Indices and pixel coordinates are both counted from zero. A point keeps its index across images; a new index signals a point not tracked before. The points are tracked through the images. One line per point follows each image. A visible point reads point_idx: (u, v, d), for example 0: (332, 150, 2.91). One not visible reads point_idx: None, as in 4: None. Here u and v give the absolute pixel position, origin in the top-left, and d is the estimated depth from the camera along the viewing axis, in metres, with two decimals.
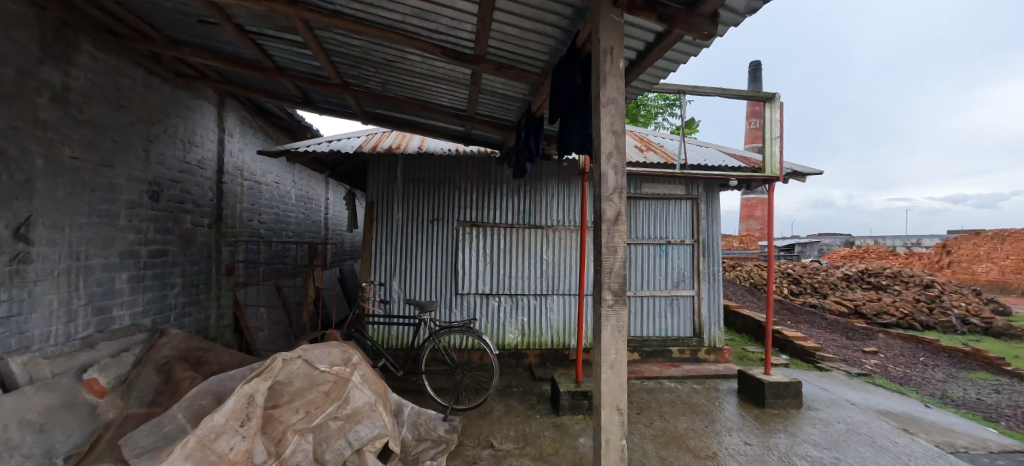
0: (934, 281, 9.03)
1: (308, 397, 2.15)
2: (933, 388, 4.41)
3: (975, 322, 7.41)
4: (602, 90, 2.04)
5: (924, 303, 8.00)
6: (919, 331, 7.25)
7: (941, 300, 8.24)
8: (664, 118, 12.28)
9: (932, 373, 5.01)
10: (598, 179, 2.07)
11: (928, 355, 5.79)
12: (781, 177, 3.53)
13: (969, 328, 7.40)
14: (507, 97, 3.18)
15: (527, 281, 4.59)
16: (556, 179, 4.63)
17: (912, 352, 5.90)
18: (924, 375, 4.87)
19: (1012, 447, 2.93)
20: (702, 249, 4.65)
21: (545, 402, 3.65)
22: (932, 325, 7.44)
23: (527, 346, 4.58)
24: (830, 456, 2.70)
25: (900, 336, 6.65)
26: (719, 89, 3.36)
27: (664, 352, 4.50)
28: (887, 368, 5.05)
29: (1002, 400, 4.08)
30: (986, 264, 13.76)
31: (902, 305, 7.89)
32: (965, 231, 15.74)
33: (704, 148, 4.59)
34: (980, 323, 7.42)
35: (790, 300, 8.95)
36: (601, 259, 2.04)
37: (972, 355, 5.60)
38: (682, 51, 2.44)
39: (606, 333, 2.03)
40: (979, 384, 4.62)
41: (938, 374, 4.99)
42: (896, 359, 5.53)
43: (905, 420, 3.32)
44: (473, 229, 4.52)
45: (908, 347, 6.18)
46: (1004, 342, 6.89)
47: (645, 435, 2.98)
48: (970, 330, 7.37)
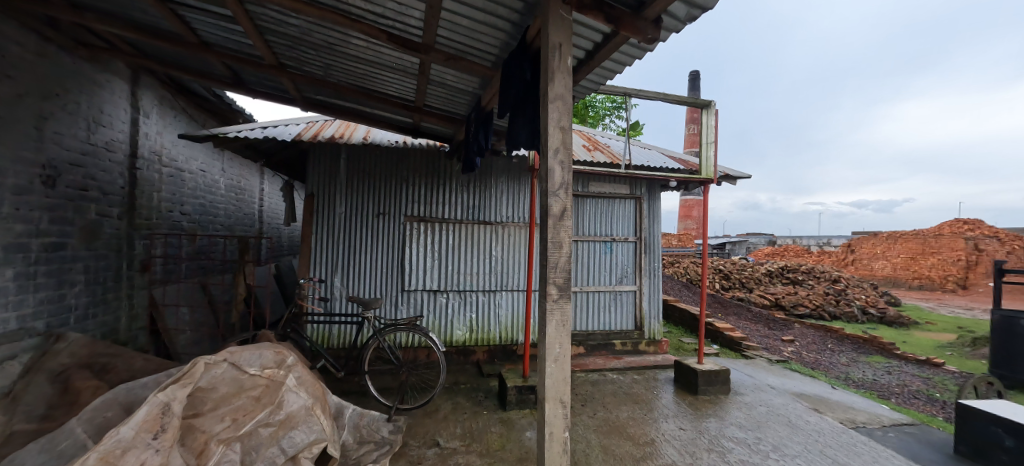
0: (841, 277, 10.15)
1: (236, 403, 1.97)
2: (838, 371, 4.96)
3: (873, 312, 8.44)
4: (550, 85, 2.07)
5: (832, 296, 8.97)
6: (827, 321, 8.13)
7: (846, 292, 9.29)
8: (612, 121, 12.81)
9: (838, 357, 5.64)
10: (545, 175, 2.10)
11: (833, 342, 6.52)
12: (715, 179, 3.78)
13: (868, 318, 8.42)
14: (457, 89, 3.14)
15: (475, 278, 4.55)
16: (506, 175, 4.64)
17: (822, 340, 6.59)
18: (830, 360, 5.46)
19: (900, 421, 3.36)
20: (643, 246, 4.87)
21: (492, 398, 3.66)
22: (838, 315, 8.37)
23: (475, 343, 4.54)
24: (753, 436, 2.94)
25: (813, 326, 7.41)
26: (662, 94, 3.53)
27: (607, 346, 4.67)
28: (801, 355, 5.60)
29: (891, 379, 4.68)
30: (881, 262, 15.79)
31: (814, 298, 8.79)
32: (868, 232, 17.90)
33: (646, 150, 4.81)
34: (876, 313, 8.46)
35: (721, 294, 9.67)
36: (546, 254, 2.08)
37: (870, 341, 6.37)
38: (628, 54, 2.55)
39: (551, 327, 2.07)
40: (875, 366, 5.27)
41: (842, 358, 5.62)
42: (808, 346, 6.16)
43: (816, 401, 3.69)
44: (421, 224, 4.41)
45: (819, 335, 6.90)
46: (895, 329, 7.92)
47: (588, 426, 3.07)
48: (869, 319, 8.39)
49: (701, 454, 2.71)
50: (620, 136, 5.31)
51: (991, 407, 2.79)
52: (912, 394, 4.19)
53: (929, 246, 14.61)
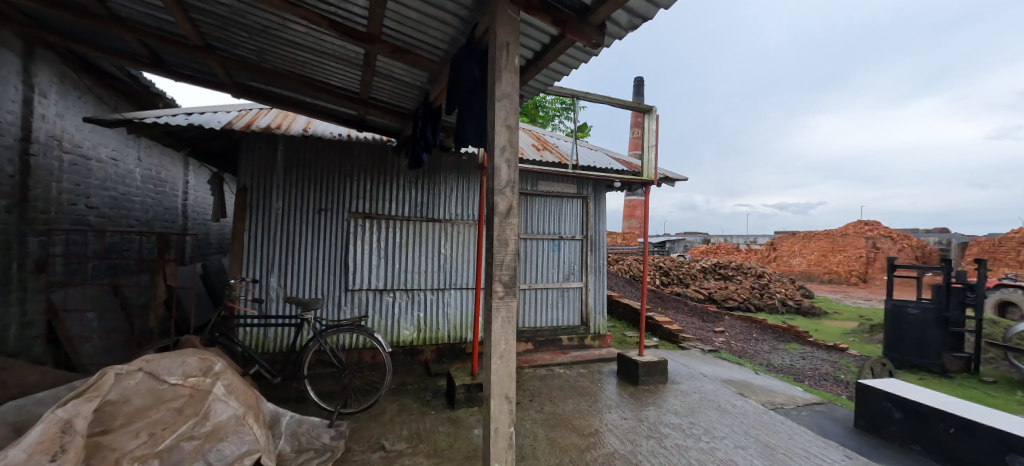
0: (764, 272, 11.14)
1: (154, 416, 1.78)
2: (761, 358, 5.44)
3: (790, 303, 9.36)
4: (497, 84, 2.08)
5: (757, 289, 9.83)
6: (752, 313, 8.90)
7: (769, 286, 10.22)
8: (560, 122, 13.28)
9: (761, 346, 6.19)
10: (492, 173, 2.11)
11: (757, 332, 7.15)
12: (656, 181, 3.99)
13: (786, 309, 9.33)
14: (405, 83, 3.06)
15: (423, 277, 4.47)
16: (455, 172, 4.59)
17: (747, 330, 7.21)
18: (755, 348, 5.98)
19: (810, 400, 3.75)
20: (589, 243, 5.04)
21: (441, 397, 3.62)
22: (762, 307, 9.18)
23: (423, 342, 4.47)
24: (687, 421, 3.16)
25: (740, 317, 8.07)
26: (607, 97, 3.66)
27: (555, 341, 4.79)
28: (730, 344, 6.08)
29: (805, 364, 5.22)
30: (798, 258, 17.55)
31: (742, 291, 9.59)
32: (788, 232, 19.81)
33: (593, 151, 4.97)
34: (793, 304, 9.39)
35: (661, 289, 10.26)
36: (492, 252, 2.08)
37: (788, 330, 7.05)
38: (574, 57, 2.62)
39: (496, 324, 2.09)
40: (791, 352, 5.84)
41: (764, 346, 6.17)
42: (736, 336, 6.71)
43: (742, 386, 4.02)
44: (366, 221, 4.25)
45: (746, 326, 7.54)
46: (808, 318, 8.84)
47: (536, 420, 3.13)
48: (787, 310, 9.30)
49: (641, 441, 2.86)
50: (568, 136, 5.45)
51: (884, 385, 3.19)
52: (821, 377, 4.69)
53: (836, 244, 16.38)
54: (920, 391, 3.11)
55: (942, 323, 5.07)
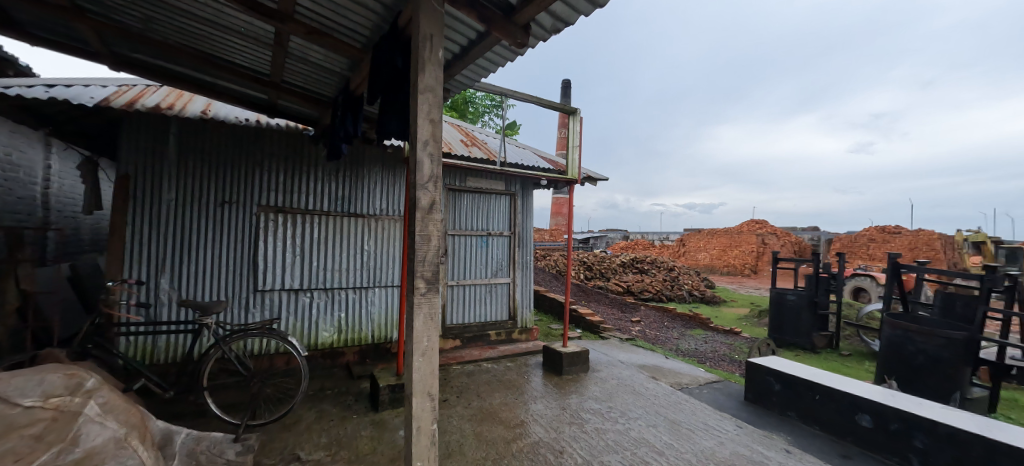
0: (675, 266, 12.27)
1: (5, 447, 1.44)
2: (671, 344, 5.99)
3: (696, 293, 10.43)
4: (419, 76, 2.02)
5: (668, 282, 10.81)
6: (664, 303, 9.77)
7: (678, 278, 11.28)
8: (490, 117, 13.99)
9: (671, 333, 6.82)
10: (414, 167, 2.05)
11: (669, 320, 7.85)
12: (579, 180, 4.19)
13: (692, 298, 10.38)
14: (323, 67, 2.87)
15: (344, 275, 4.24)
16: (379, 166, 4.42)
17: (660, 319, 7.90)
18: (666, 335, 6.57)
19: (708, 379, 4.21)
20: (517, 240, 5.14)
21: (365, 400, 3.47)
22: (672, 298, 10.12)
23: (343, 344, 4.25)
24: (605, 406, 3.38)
25: (654, 307, 8.81)
26: (535, 97, 3.76)
27: (483, 337, 4.83)
28: (644, 332, 6.61)
29: (706, 347, 5.85)
30: (704, 254, 19.60)
31: (655, 284, 10.47)
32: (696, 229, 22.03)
33: (521, 149, 5.08)
34: (698, 294, 10.48)
35: (585, 283, 10.82)
36: (414, 247, 2.03)
37: (693, 317, 7.85)
38: (500, 55, 2.65)
39: (418, 321, 2.05)
40: (696, 337, 6.52)
41: (674, 333, 6.80)
42: (650, 325, 7.32)
43: (653, 370, 4.39)
44: (278, 216, 3.93)
45: (659, 315, 8.25)
46: (710, 306, 9.93)
47: (462, 416, 3.13)
48: (693, 300, 10.35)
49: (564, 427, 3.00)
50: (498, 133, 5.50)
51: (768, 362, 3.67)
52: (719, 358, 5.30)
53: (733, 241, 18.59)
54: (795, 365, 3.63)
55: (812, 308, 5.98)
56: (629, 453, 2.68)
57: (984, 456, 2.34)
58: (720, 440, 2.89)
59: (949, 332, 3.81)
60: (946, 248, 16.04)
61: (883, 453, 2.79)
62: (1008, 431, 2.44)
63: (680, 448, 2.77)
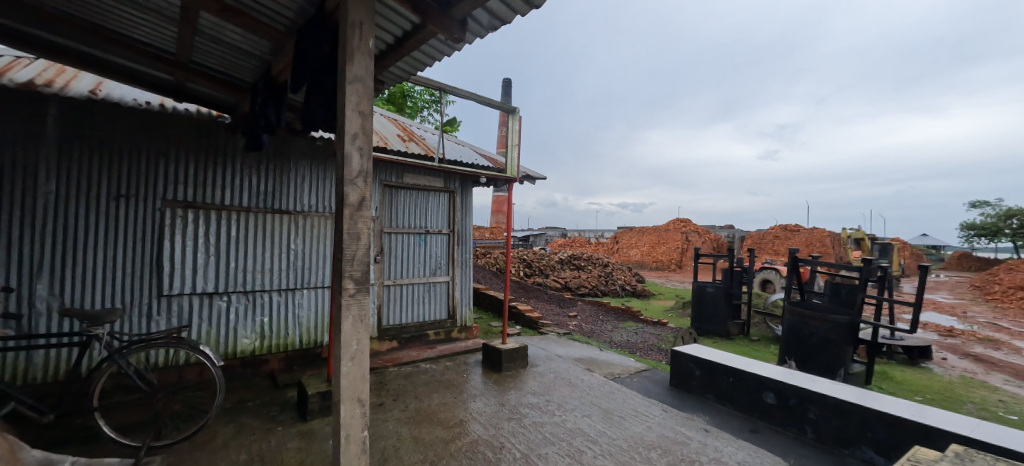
0: (610, 262, 12.93)
1: None
2: (605, 337, 6.30)
3: (628, 288, 11.08)
4: (347, 65, 1.91)
5: (602, 277, 11.37)
6: (599, 298, 10.27)
7: (612, 274, 11.91)
8: (428, 112, 14.32)
9: (605, 326, 7.17)
10: (342, 161, 1.93)
11: (603, 314, 8.26)
12: (518, 179, 4.25)
13: (625, 292, 11.02)
14: (240, 50, 2.62)
15: (267, 276, 3.94)
16: (307, 159, 4.14)
17: (595, 313, 8.28)
18: (600, 328, 6.89)
19: (637, 368, 4.49)
20: (456, 238, 5.10)
21: (292, 410, 3.24)
22: (606, 292, 10.66)
23: (267, 350, 3.96)
24: (543, 399, 3.46)
25: (590, 302, 9.22)
26: (474, 94, 3.73)
27: (421, 337, 4.74)
28: (580, 327, 6.88)
29: (636, 338, 6.23)
30: (636, 250, 20.87)
31: (591, 279, 10.96)
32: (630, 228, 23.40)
33: (460, 146, 5.04)
34: (630, 288, 11.16)
35: (525, 281, 11.03)
36: (342, 246, 1.91)
37: (625, 311, 8.32)
38: (437, 48, 2.60)
39: (346, 324, 1.93)
40: (627, 329, 6.92)
41: (607, 326, 7.17)
42: (586, 319, 7.65)
43: (588, 362, 4.58)
44: (187, 212, 3.54)
45: (594, 309, 8.64)
46: (640, 300, 10.61)
47: (399, 419, 3.03)
48: (625, 294, 10.99)
49: (503, 424, 3.02)
50: (437, 129, 5.40)
51: (690, 350, 3.98)
52: (647, 348, 5.67)
53: (662, 238, 20.16)
54: (712, 351, 3.98)
55: (728, 298, 6.61)
56: (565, 444, 2.77)
57: (860, 421, 2.74)
58: (648, 425, 3.09)
59: (836, 316, 4.39)
60: (832, 244, 18.63)
61: (784, 426, 3.16)
62: (877, 399, 2.87)
63: (613, 435, 2.91)
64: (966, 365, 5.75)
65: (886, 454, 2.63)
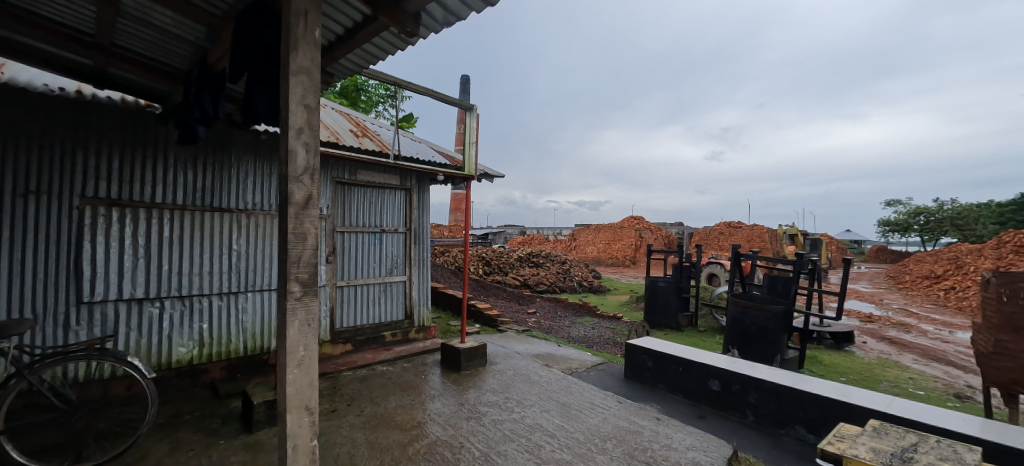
0: (567, 259, 13.18)
1: None
2: (562, 332, 6.43)
3: (584, 284, 11.41)
4: (290, 55, 1.78)
5: (560, 274, 11.61)
6: (557, 294, 10.48)
7: (570, 270, 12.19)
8: (384, 107, 14.17)
9: (562, 321, 7.32)
10: (286, 157, 1.80)
11: (562, 310, 8.43)
12: (476, 176, 4.23)
13: (581, 288, 11.33)
14: (170, 34, 2.40)
15: (207, 280, 3.68)
16: (250, 154, 3.91)
17: (553, 309, 8.44)
18: (558, 324, 7.03)
19: (593, 361, 4.62)
20: (413, 236, 4.99)
21: (236, 421, 3.04)
22: (564, 289, 10.91)
23: (207, 359, 3.70)
24: (502, 396, 3.48)
25: (548, 298, 9.38)
26: (430, 90, 3.66)
27: (377, 339, 4.61)
28: (538, 323, 6.99)
29: (592, 333, 6.41)
30: (594, 247, 21.47)
31: (549, 276, 11.17)
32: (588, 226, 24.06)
33: (416, 143, 4.93)
34: (586, 284, 11.48)
35: (484, 278, 11.04)
36: (286, 248, 1.79)
37: (582, 306, 8.55)
38: (390, 42, 2.52)
39: (291, 329, 1.82)
40: (584, 324, 7.10)
41: (565, 322, 7.32)
42: (544, 315, 7.77)
43: (547, 358, 4.65)
44: (112, 210, 3.22)
45: (553, 306, 8.81)
46: (597, 295, 10.94)
47: (354, 425, 2.92)
48: (582, 290, 11.30)
49: (462, 423, 3.00)
50: (392, 125, 5.26)
51: (643, 342, 4.15)
52: (603, 342, 5.85)
53: (618, 235, 20.90)
54: (664, 343, 4.16)
55: (677, 292, 6.95)
56: (524, 440, 2.79)
57: (795, 403, 2.97)
58: (604, 416, 3.19)
59: (773, 306, 4.74)
60: (770, 239, 20.15)
61: (728, 411, 3.36)
62: (809, 381, 3.12)
63: (571, 429, 2.97)
64: (882, 347, 6.41)
65: (816, 431, 2.88)
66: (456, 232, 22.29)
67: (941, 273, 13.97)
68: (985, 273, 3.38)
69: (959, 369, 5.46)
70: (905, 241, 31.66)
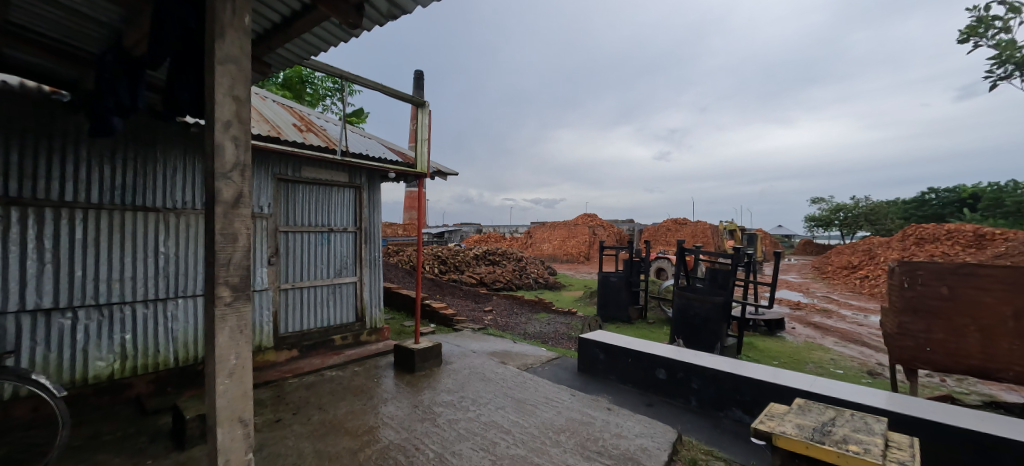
0: (523, 256, 13.28)
1: None
2: (518, 329, 6.49)
3: (540, 281, 11.61)
4: (216, 42, 1.65)
5: (516, 271, 11.73)
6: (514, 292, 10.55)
7: (526, 267, 12.35)
8: (331, 102, 13.62)
9: (519, 318, 7.39)
10: (212, 152, 1.67)
11: (518, 307, 8.50)
12: (428, 174, 4.15)
13: (537, 285, 11.52)
14: (78, 14, 2.15)
15: (130, 286, 3.35)
16: (177, 149, 3.59)
17: (510, 306, 8.51)
18: (514, 321, 7.10)
19: (548, 356, 4.71)
20: (364, 235, 4.83)
21: (166, 437, 2.80)
22: (520, 285, 11.04)
23: (130, 373, 3.37)
24: (457, 396, 3.46)
25: (504, 296, 9.44)
26: (380, 84, 3.55)
27: (325, 343, 4.42)
28: (495, 321, 7.01)
29: (547, 329, 6.53)
30: (549, 245, 21.80)
31: (506, 273, 11.25)
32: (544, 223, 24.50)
33: (366, 139, 4.77)
34: (542, 280, 11.70)
35: (440, 277, 10.90)
36: (213, 249, 1.67)
37: (538, 303, 8.68)
38: (331, 31, 2.44)
39: (221, 337, 1.70)
40: (540, 320, 7.22)
41: (521, 318, 7.40)
42: (501, 313, 7.81)
43: (503, 355, 4.67)
44: (9, 210, 2.84)
45: (509, 303, 8.88)
46: (552, 291, 11.16)
47: (299, 434, 2.78)
48: (538, 286, 11.50)
49: (415, 425, 2.95)
50: (340, 120, 5.05)
51: (596, 336, 4.28)
52: (558, 337, 5.97)
53: (571, 232, 21.67)
54: (614, 335, 4.32)
55: (628, 286, 7.24)
56: (478, 438, 2.78)
57: (732, 387, 3.19)
58: (558, 410, 3.26)
59: (713, 297, 5.06)
60: (712, 235, 21.51)
61: (674, 398, 3.55)
62: (744, 366, 3.36)
63: (525, 424, 3.01)
64: (809, 332, 7.04)
65: (750, 412, 3.11)
66: (411, 231, 21.86)
67: (857, 263, 15.60)
68: (890, 263, 3.81)
69: (871, 348, 6.11)
70: (828, 235, 34.94)
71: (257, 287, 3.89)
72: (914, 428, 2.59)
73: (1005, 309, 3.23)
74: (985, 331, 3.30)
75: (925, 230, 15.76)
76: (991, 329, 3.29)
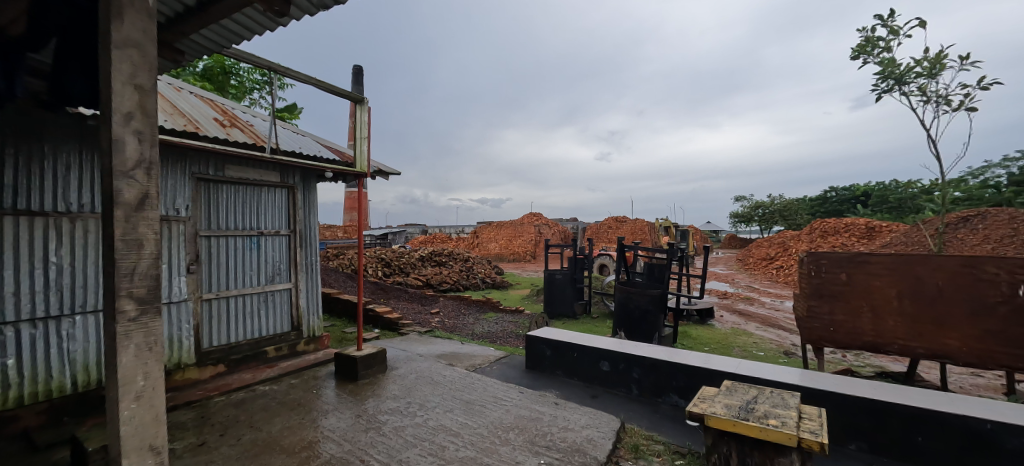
0: (470, 256, 13.21)
1: None
2: (467, 330, 6.45)
3: (488, 280, 11.66)
4: (112, 22, 1.47)
5: (463, 271, 11.68)
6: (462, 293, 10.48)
7: (473, 267, 12.32)
8: (258, 95, 12.65)
9: (467, 319, 7.35)
10: (110, 147, 1.48)
11: (466, 308, 8.45)
12: (368, 174, 4.01)
13: (485, 285, 11.55)
14: None
15: (10, 302, 2.89)
16: (68, 144, 3.15)
17: (458, 307, 8.44)
18: (462, 322, 7.04)
19: (496, 356, 4.73)
20: (298, 239, 4.54)
21: None
22: (468, 286, 11.01)
23: (14, 404, 2.90)
24: (404, 402, 3.37)
25: (451, 297, 9.35)
26: (313, 78, 3.36)
27: (257, 356, 4.09)
28: (442, 323, 6.90)
29: (496, 328, 6.56)
30: (497, 245, 21.88)
31: (453, 274, 11.16)
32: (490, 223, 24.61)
33: (297, 136, 4.49)
34: (489, 280, 11.76)
35: (384, 281, 10.54)
36: (113, 259, 1.48)
37: (486, 303, 8.70)
38: (255, 18, 2.31)
39: (124, 356, 1.52)
40: (488, 320, 7.24)
41: (469, 319, 7.37)
42: (448, 314, 7.72)
43: (451, 357, 4.62)
44: None
45: (457, 304, 8.82)
46: (499, 291, 11.26)
47: (227, 457, 2.56)
48: (486, 286, 11.54)
49: (360, 436, 2.83)
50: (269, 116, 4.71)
51: (542, 333, 4.36)
52: (505, 336, 6.03)
53: (518, 231, 21.97)
54: (560, 332, 4.44)
55: (572, 283, 7.46)
56: (427, 443, 2.73)
57: (669, 373, 3.42)
58: (507, 408, 3.29)
59: (650, 290, 5.37)
60: (650, 231, 22.83)
61: (616, 388, 3.72)
62: (679, 353, 3.60)
63: (474, 425, 3.00)
64: (735, 319, 7.70)
65: (685, 396, 3.34)
66: (351, 233, 20.88)
67: (773, 254, 17.39)
68: (800, 254, 4.28)
69: (785, 331, 6.82)
70: (750, 232, 38.49)
71: (174, 298, 3.52)
72: (819, 399, 2.93)
73: (890, 291, 3.76)
74: (874, 311, 3.82)
75: (827, 224, 17.94)
76: (878, 309, 3.81)
